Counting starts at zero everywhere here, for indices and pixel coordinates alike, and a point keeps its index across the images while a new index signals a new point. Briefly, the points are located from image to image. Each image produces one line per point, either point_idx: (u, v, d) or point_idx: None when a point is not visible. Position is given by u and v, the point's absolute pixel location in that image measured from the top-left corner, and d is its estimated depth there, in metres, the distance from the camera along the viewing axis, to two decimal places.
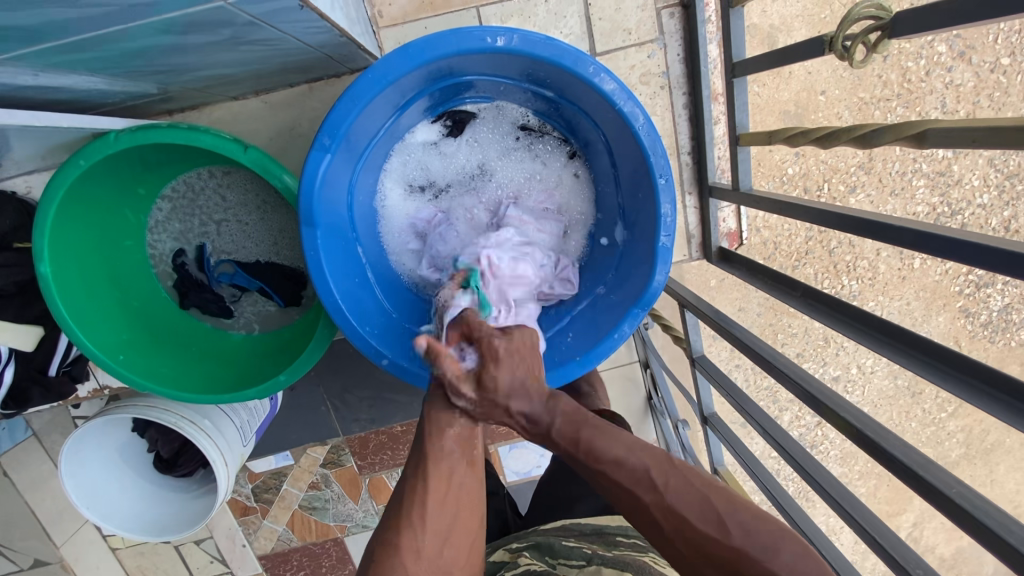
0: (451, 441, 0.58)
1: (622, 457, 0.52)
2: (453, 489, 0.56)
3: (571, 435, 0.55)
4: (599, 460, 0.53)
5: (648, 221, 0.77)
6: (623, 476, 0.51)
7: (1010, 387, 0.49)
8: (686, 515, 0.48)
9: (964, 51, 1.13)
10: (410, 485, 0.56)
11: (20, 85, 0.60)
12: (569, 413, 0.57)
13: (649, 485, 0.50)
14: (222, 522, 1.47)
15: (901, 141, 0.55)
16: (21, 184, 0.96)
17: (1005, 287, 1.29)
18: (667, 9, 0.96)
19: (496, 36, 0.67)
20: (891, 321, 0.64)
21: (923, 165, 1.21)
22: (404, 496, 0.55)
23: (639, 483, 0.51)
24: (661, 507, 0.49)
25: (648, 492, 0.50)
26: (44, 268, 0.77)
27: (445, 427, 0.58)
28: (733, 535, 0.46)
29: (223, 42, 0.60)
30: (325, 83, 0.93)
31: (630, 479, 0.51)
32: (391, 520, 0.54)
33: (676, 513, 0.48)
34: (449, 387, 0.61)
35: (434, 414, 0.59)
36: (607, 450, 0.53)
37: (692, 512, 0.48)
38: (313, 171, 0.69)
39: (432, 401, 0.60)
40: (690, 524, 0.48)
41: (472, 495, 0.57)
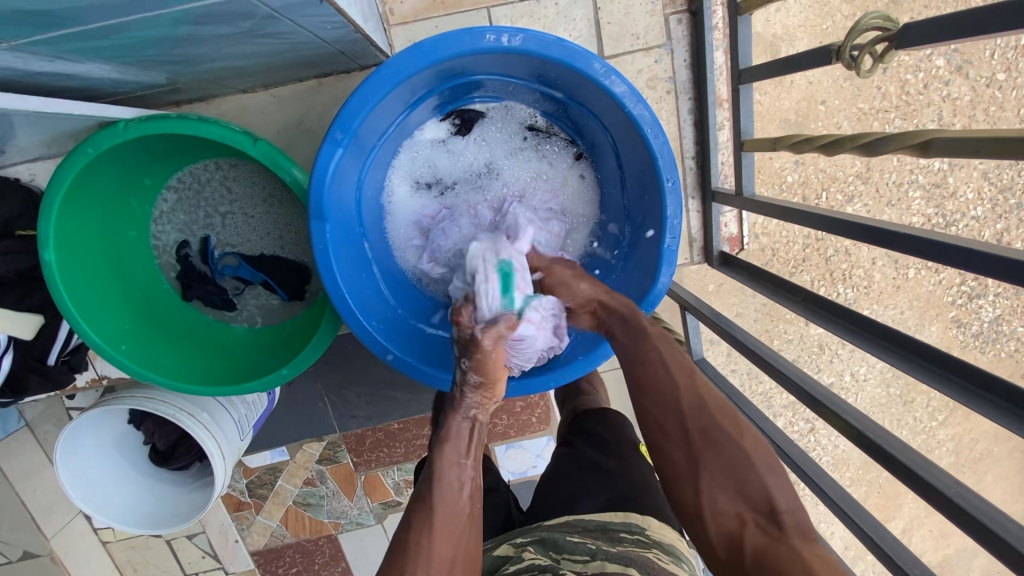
0: (456, 491, 0.63)
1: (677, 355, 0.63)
2: (455, 539, 0.59)
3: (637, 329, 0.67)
4: (654, 351, 0.64)
5: (654, 224, 0.78)
6: (672, 361, 0.62)
7: (1010, 392, 0.50)
8: (711, 406, 0.58)
9: (962, 65, 1.15)
10: (414, 532, 0.59)
11: (32, 71, 0.60)
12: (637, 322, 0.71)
13: (690, 376, 0.61)
14: (215, 517, 1.47)
15: (905, 150, 0.56)
16: (24, 171, 0.96)
17: (997, 299, 1.31)
18: (675, 15, 0.97)
19: (509, 36, 0.68)
20: (889, 326, 0.66)
21: (919, 177, 1.23)
22: (407, 537, 0.58)
23: (682, 371, 0.61)
24: (694, 401, 0.59)
25: (686, 377, 0.60)
26: (47, 255, 0.76)
27: (453, 474, 0.64)
28: (745, 440, 0.56)
29: (239, 35, 0.61)
30: (334, 79, 0.93)
31: (677, 366, 0.62)
32: (396, 552, 0.57)
33: (707, 408, 0.58)
34: (464, 434, 0.69)
35: (447, 452, 0.66)
36: (665, 347, 0.64)
37: (719, 412, 0.58)
38: (324, 165, 0.70)
39: (444, 445, 0.67)
40: (711, 412, 0.58)
41: (472, 553, 0.60)
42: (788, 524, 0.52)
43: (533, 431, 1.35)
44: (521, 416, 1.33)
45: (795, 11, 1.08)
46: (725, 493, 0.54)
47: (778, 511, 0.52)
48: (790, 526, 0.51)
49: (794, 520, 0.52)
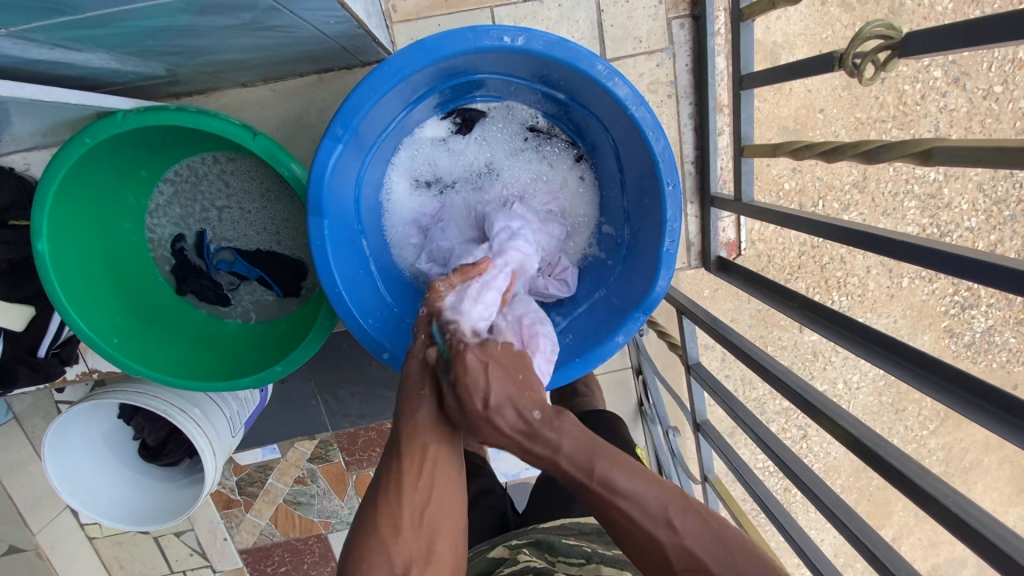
0: (424, 418, 0.62)
1: (638, 492, 0.52)
2: (427, 467, 0.59)
3: (582, 462, 0.54)
4: (616, 495, 0.53)
5: (653, 227, 0.78)
6: (639, 512, 0.52)
7: (1006, 404, 0.50)
8: (699, 552, 0.50)
9: (958, 77, 1.16)
10: (387, 467, 0.59)
11: (30, 58, 0.59)
12: (579, 437, 0.56)
13: (666, 525, 0.51)
14: (204, 515, 1.45)
15: (906, 158, 0.57)
16: (19, 161, 0.95)
17: (989, 309, 1.32)
18: (678, 19, 0.97)
19: (513, 36, 0.68)
20: (885, 333, 0.66)
21: (915, 187, 1.24)
22: (382, 474, 0.59)
23: (656, 521, 0.51)
24: (677, 548, 0.50)
25: (666, 532, 0.51)
26: (41, 245, 0.75)
27: (415, 405, 0.62)
28: (749, 574, 0.48)
29: (241, 27, 0.60)
30: (335, 75, 0.93)
31: (646, 517, 0.51)
32: (371, 495, 0.58)
33: (693, 557, 0.49)
34: (421, 368, 0.65)
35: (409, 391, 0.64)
36: (624, 483, 0.53)
37: (710, 557, 0.49)
38: (323, 161, 0.69)
39: (404, 387, 0.64)
40: (708, 570, 0.49)
41: (450, 468, 0.60)
42: None
43: None
44: None
45: (796, 19, 1.09)
46: None
47: None
48: None
49: None
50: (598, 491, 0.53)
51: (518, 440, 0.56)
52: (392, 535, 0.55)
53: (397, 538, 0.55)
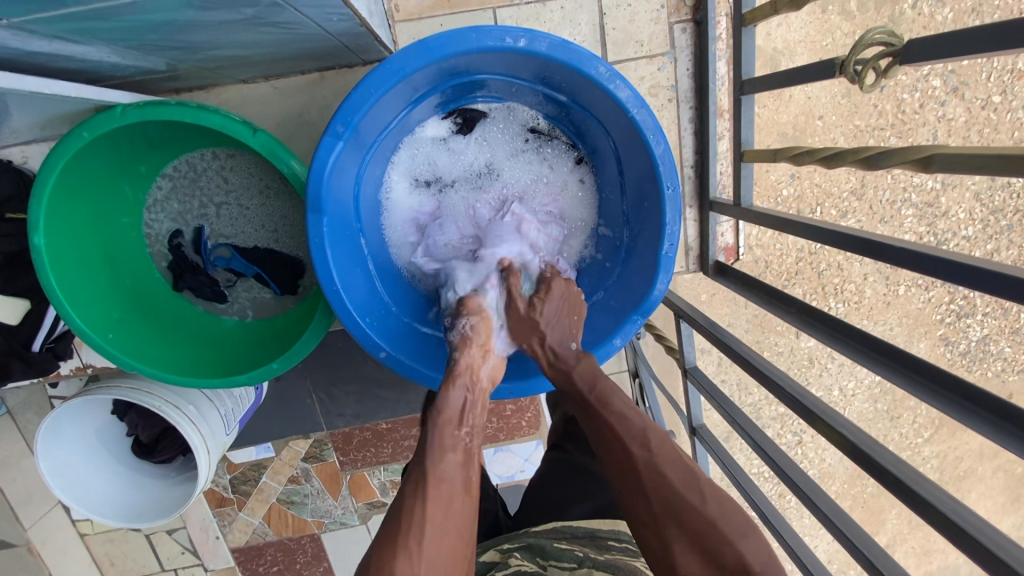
0: (451, 466, 0.58)
1: (626, 413, 0.61)
2: (450, 518, 0.54)
3: (589, 379, 0.66)
4: (608, 408, 0.62)
5: (652, 230, 0.78)
6: (625, 429, 0.60)
7: (1002, 410, 0.50)
8: (671, 477, 0.55)
9: (958, 86, 1.16)
10: (408, 511, 0.53)
11: (30, 51, 0.59)
12: (590, 364, 0.69)
13: (643, 443, 0.58)
14: (196, 513, 1.44)
15: (906, 164, 0.57)
16: (17, 154, 0.93)
17: (985, 318, 1.33)
18: (680, 24, 0.97)
19: (516, 37, 0.68)
20: (882, 340, 0.66)
21: (912, 195, 1.25)
22: (401, 517, 0.53)
23: (635, 438, 0.59)
24: (647, 461, 0.56)
25: (641, 447, 0.58)
26: (38, 239, 0.75)
27: (448, 447, 0.59)
28: (710, 506, 0.52)
29: (244, 22, 0.60)
30: (337, 73, 0.93)
31: (627, 432, 0.59)
32: (385, 543, 0.52)
33: (658, 471, 0.56)
34: (459, 406, 0.64)
35: (442, 427, 0.61)
36: (617, 404, 0.62)
37: (680, 481, 0.54)
38: (323, 158, 0.69)
39: (437, 420, 0.61)
40: (670, 481, 0.55)
41: (469, 524, 0.56)
42: None
43: (523, 434, 1.34)
44: (510, 420, 1.32)
45: (797, 26, 1.09)
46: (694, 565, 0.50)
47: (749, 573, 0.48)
48: None
49: None
50: (593, 406, 0.63)
51: (547, 354, 0.71)
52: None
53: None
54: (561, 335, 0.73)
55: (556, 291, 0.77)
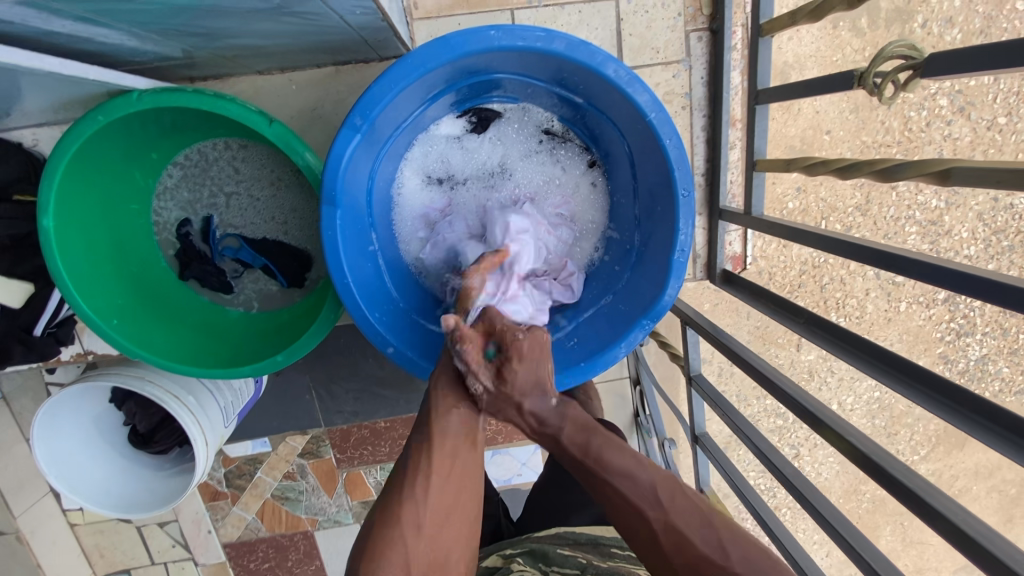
0: (455, 422, 0.62)
1: (629, 472, 0.58)
2: (455, 468, 0.59)
3: (582, 441, 0.61)
4: (607, 470, 0.59)
5: (665, 235, 0.78)
6: (631, 489, 0.57)
7: (1009, 422, 0.51)
8: (687, 532, 0.54)
9: (964, 106, 1.17)
10: (414, 461, 0.58)
11: (50, 30, 0.58)
12: (580, 423, 0.63)
13: (656, 503, 0.56)
14: (190, 506, 1.43)
15: (923, 177, 0.57)
16: (28, 136, 0.94)
17: (984, 338, 1.33)
18: (696, 32, 0.98)
19: (537, 37, 0.68)
20: (889, 350, 0.67)
21: (916, 213, 1.25)
22: (408, 466, 0.58)
23: (646, 498, 0.56)
24: (664, 523, 0.55)
25: (654, 508, 0.55)
26: (47, 221, 0.74)
27: (451, 406, 0.63)
28: (732, 559, 0.52)
29: (267, 11, 0.59)
30: (353, 68, 0.93)
31: (637, 494, 0.56)
32: (393, 490, 0.57)
33: (675, 528, 0.54)
34: (457, 374, 0.65)
35: (444, 386, 0.64)
36: (616, 463, 0.59)
37: (700, 540, 0.53)
38: (340, 151, 0.69)
39: (440, 380, 0.65)
40: (690, 542, 0.53)
41: (473, 475, 0.60)
42: None
43: (521, 438, 1.34)
44: (510, 422, 1.32)
45: (808, 41, 1.10)
46: None
47: None
48: None
49: None
50: (591, 469, 0.59)
51: (529, 422, 0.64)
52: (413, 538, 0.54)
53: (417, 543, 0.54)
54: (542, 400, 0.64)
55: (529, 351, 0.64)
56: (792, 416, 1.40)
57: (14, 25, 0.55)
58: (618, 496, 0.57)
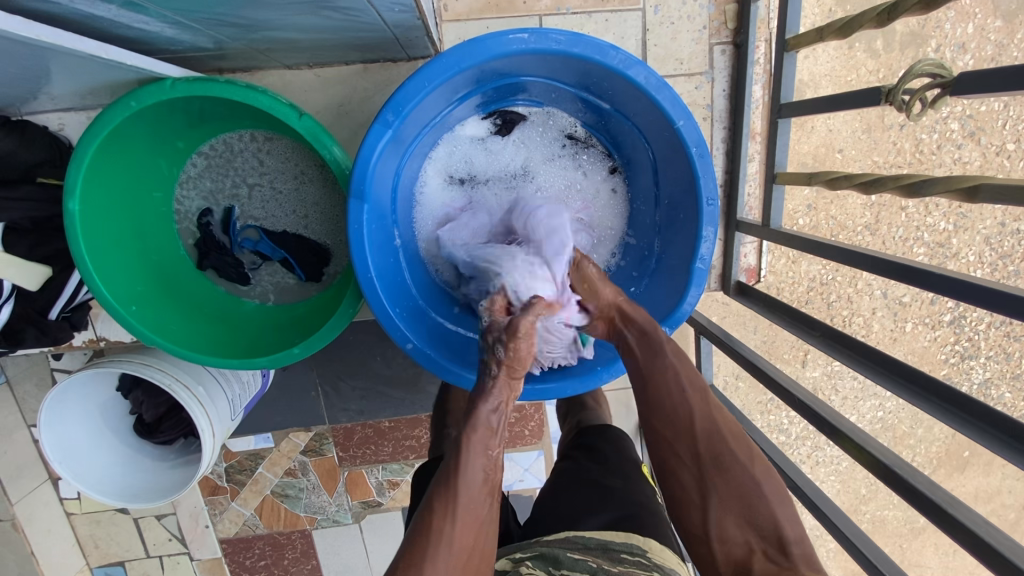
0: (479, 485, 0.59)
1: (693, 376, 0.68)
2: (476, 528, 0.58)
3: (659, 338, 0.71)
4: (678, 368, 0.69)
5: (686, 242, 0.79)
6: (691, 384, 0.68)
7: (1009, 427, 0.54)
8: (727, 436, 0.65)
9: (975, 131, 1.18)
10: (437, 527, 0.56)
11: (93, 14, 0.59)
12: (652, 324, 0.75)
13: (708, 406, 0.67)
14: (188, 499, 1.41)
15: (950, 193, 0.58)
16: (54, 120, 0.96)
17: (987, 361, 1.34)
18: (720, 46, 0.99)
19: (570, 42, 0.69)
20: (895, 357, 0.70)
21: (925, 234, 1.26)
22: (429, 530, 0.56)
23: (697, 393, 0.67)
24: (710, 422, 0.66)
25: (702, 404, 0.67)
26: (73, 204, 0.75)
27: (477, 465, 0.60)
28: (755, 466, 0.64)
29: (310, 4, 0.60)
30: (380, 66, 0.94)
31: (698, 393, 0.67)
32: (414, 552, 0.55)
33: (720, 435, 0.65)
34: (489, 423, 0.62)
35: (475, 445, 0.61)
36: (687, 366, 0.69)
37: (733, 442, 0.65)
38: (370, 146, 0.69)
39: (471, 437, 0.61)
40: (724, 437, 0.65)
41: (489, 533, 0.60)
42: (785, 533, 0.60)
43: (524, 443, 1.33)
44: (515, 427, 1.32)
45: (823, 60, 1.12)
46: (732, 509, 0.63)
47: (778, 526, 0.61)
48: (787, 537, 0.60)
49: (789, 532, 0.61)
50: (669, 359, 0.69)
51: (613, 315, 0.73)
52: None
53: None
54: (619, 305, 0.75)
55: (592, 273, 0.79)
56: (794, 433, 1.40)
57: (60, 6, 0.55)
58: (677, 393, 0.67)
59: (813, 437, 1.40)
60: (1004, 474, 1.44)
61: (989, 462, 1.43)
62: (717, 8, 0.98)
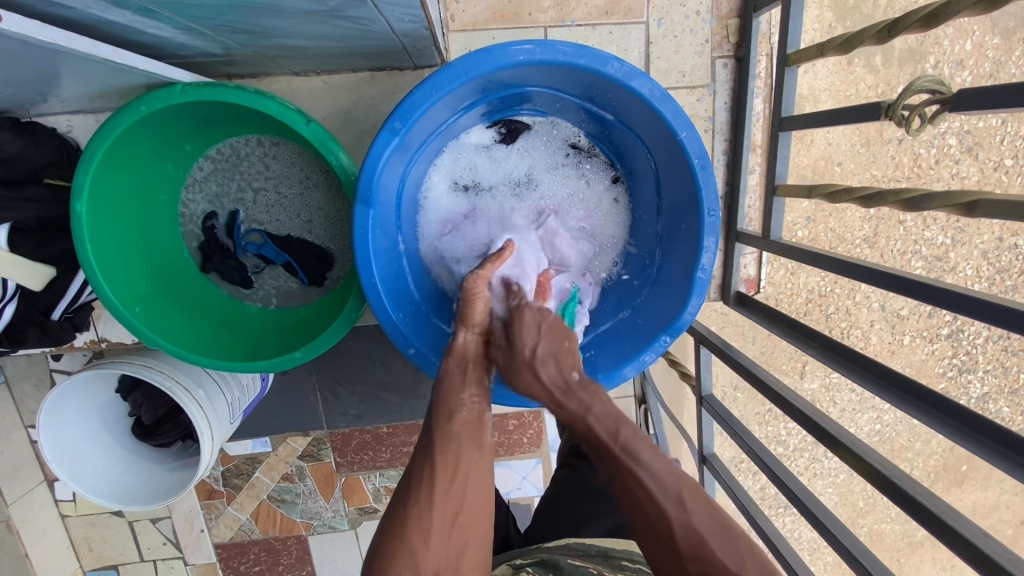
0: (459, 424, 0.63)
1: (653, 466, 0.57)
2: (462, 471, 0.58)
3: (609, 428, 0.61)
4: (634, 462, 0.57)
5: (687, 252, 0.80)
6: (654, 483, 0.56)
7: (1006, 439, 0.55)
8: (705, 534, 0.52)
9: (972, 146, 1.20)
10: (419, 466, 0.59)
11: (108, 18, 0.60)
12: (606, 406, 0.63)
13: (677, 501, 0.54)
14: (184, 503, 1.41)
15: (949, 208, 0.59)
16: (62, 122, 0.97)
17: (986, 375, 1.35)
18: (722, 59, 1.01)
19: (576, 54, 0.70)
20: (892, 368, 0.71)
21: (922, 248, 1.27)
22: (414, 470, 0.59)
23: (668, 495, 0.55)
24: (683, 523, 0.53)
25: (676, 508, 0.54)
26: (80, 205, 0.75)
27: (453, 408, 0.64)
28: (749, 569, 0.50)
29: (321, 13, 0.61)
30: (387, 75, 0.95)
31: (661, 489, 0.55)
32: (402, 492, 0.58)
33: (697, 531, 0.52)
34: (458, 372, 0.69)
35: (445, 395, 0.66)
36: (643, 455, 0.58)
37: (715, 543, 0.52)
38: (377, 153, 0.70)
39: (441, 384, 0.67)
40: (707, 543, 0.52)
41: (480, 475, 0.59)
42: None
43: (523, 451, 1.33)
44: (513, 435, 1.32)
45: (823, 75, 1.13)
46: None
47: None
48: None
49: None
50: (619, 457, 0.58)
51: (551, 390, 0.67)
52: (421, 544, 0.53)
53: (425, 551, 0.53)
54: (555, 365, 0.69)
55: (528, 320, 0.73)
56: (793, 444, 1.40)
57: (75, 11, 0.56)
58: (638, 495, 0.56)
59: (811, 449, 1.40)
60: (1002, 489, 1.44)
61: (987, 476, 1.43)
62: (719, 22, 0.99)
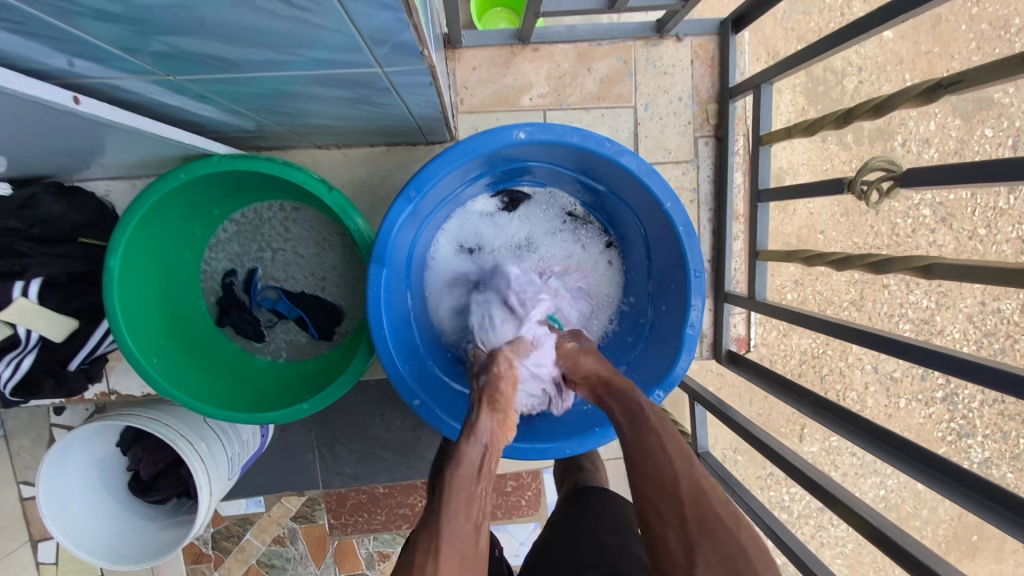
0: (466, 526, 0.55)
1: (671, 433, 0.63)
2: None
3: (635, 405, 0.67)
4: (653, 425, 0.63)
5: (676, 311, 0.85)
6: (668, 439, 0.61)
7: (997, 495, 0.58)
8: (710, 494, 0.55)
9: (946, 217, 1.29)
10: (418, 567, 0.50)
11: (164, 102, 0.68)
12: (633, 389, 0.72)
13: (685, 460, 0.59)
14: (170, 567, 1.36)
15: (909, 271, 0.65)
16: (101, 187, 1.06)
17: (985, 440, 1.36)
18: (704, 138, 1.12)
19: (571, 134, 0.79)
20: (879, 424, 0.75)
21: (909, 311, 1.33)
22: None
23: (677, 453, 0.60)
24: (687, 476, 0.57)
25: (684, 463, 0.58)
26: (113, 261, 0.81)
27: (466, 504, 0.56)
28: (741, 529, 0.52)
29: (350, 100, 0.70)
30: (401, 149, 1.05)
31: (672, 446, 0.60)
32: None
33: (700, 488, 0.56)
34: (475, 462, 0.61)
35: (459, 476, 0.59)
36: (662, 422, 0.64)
37: (716, 500, 0.55)
38: (393, 218, 0.77)
39: (456, 472, 0.59)
40: (704, 493, 0.55)
41: None
42: None
43: (521, 514, 1.32)
44: (511, 497, 1.31)
45: (800, 151, 1.24)
46: None
47: None
48: None
49: None
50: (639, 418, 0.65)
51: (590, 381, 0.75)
52: None
53: None
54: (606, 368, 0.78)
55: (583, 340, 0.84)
56: (797, 511, 1.38)
57: (139, 95, 0.65)
58: (645, 450, 0.61)
59: (816, 516, 1.39)
60: (1016, 562, 1.41)
61: (999, 547, 1.41)
62: (700, 106, 1.11)
